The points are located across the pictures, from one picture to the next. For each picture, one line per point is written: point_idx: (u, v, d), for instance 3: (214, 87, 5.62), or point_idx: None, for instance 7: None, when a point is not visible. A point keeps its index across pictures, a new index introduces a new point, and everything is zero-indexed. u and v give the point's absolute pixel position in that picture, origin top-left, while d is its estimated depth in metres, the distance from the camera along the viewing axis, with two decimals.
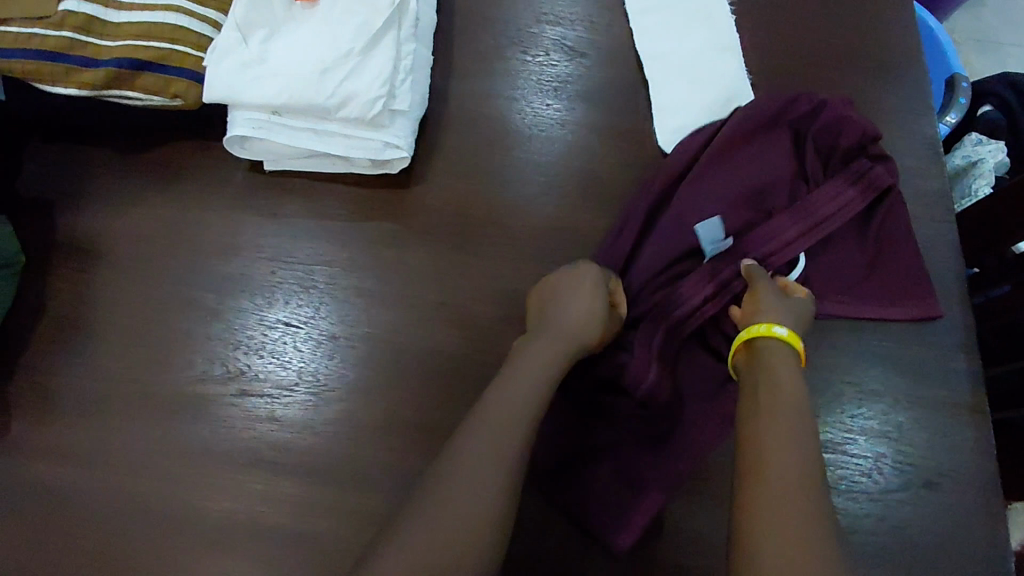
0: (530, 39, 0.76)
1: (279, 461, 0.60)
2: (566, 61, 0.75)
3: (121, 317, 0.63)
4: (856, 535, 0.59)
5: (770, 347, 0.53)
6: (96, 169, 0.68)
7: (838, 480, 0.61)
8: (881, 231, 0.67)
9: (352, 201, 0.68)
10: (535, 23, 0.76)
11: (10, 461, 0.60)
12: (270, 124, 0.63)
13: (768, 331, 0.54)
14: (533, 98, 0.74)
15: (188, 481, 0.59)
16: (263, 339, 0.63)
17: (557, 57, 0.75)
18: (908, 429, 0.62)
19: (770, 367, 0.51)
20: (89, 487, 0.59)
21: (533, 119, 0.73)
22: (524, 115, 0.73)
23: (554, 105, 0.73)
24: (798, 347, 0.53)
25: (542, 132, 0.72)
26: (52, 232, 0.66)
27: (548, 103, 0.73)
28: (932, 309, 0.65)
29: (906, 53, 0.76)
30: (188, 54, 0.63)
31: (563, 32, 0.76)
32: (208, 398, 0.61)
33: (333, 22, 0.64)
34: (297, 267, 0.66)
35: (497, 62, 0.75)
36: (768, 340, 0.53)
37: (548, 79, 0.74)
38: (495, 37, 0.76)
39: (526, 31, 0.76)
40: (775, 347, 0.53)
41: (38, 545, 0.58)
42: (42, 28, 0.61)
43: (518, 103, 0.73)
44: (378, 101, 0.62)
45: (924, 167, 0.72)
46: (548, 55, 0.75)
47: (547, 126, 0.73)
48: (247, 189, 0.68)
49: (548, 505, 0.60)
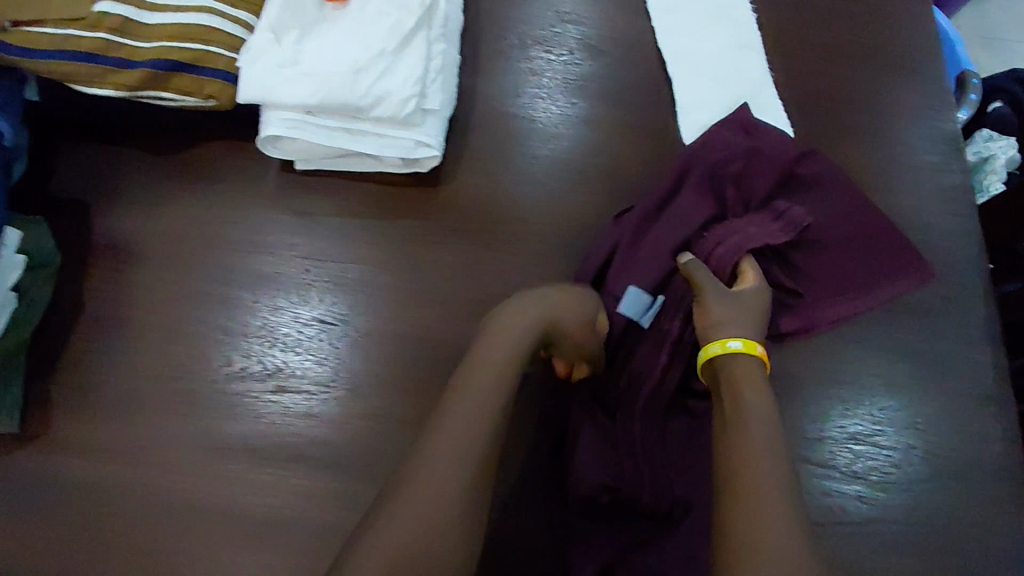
0: (552, 38, 0.77)
1: (316, 456, 0.61)
2: (587, 60, 0.76)
3: (156, 316, 0.64)
4: (887, 525, 0.60)
5: (729, 366, 0.53)
6: (131, 171, 0.69)
7: (869, 471, 0.62)
8: (841, 234, 0.66)
9: (382, 200, 0.69)
10: (557, 22, 0.77)
11: (49, 458, 0.60)
12: (304, 124, 0.64)
13: (723, 348, 0.54)
14: (555, 96, 0.74)
15: (225, 477, 0.60)
16: (302, 336, 0.64)
17: (579, 56, 0.76)
18: (933, 421, 0.63)
19: (731, 387, 0.51)
20: (130, 483, 0.60)
21: (555, 117, 0.74)
22: (546, 113, 0.74)
23: (577, 104, 0.74)
24: (755, 353, 0.54)
25: (564, 130, 0.73)
26: (88, 232, 0.67)
27: (571, 102, 0.74)
28: (926, 273, 0.65)
29: (925, 50, 0.77)
30: (223, 55, 0.64)
31: (584, 31, 0.77)
32: (247, 395, 0.62)
33: (365, 23, 0.65)
34: (331, 265, 0.67)
35: (519, 61, 0.76)
36: (724, 356, 0.54)
37: (570, 78, 0.75)
38: (517, 36, 0.77)
39: (547, 30, 0.77)
40: (734, 362, 0.53)
41: (80, 539, 0.59)
42: (78, 29, 0.61)
43: (540, 102, 0.74)
44: (411, 100, 0.62)
45: (945, 163, 0.73)
46: (569, 54, 0.76)
47: (569, 125, 0.73)
48: (279, 188, 0.69)
49: None
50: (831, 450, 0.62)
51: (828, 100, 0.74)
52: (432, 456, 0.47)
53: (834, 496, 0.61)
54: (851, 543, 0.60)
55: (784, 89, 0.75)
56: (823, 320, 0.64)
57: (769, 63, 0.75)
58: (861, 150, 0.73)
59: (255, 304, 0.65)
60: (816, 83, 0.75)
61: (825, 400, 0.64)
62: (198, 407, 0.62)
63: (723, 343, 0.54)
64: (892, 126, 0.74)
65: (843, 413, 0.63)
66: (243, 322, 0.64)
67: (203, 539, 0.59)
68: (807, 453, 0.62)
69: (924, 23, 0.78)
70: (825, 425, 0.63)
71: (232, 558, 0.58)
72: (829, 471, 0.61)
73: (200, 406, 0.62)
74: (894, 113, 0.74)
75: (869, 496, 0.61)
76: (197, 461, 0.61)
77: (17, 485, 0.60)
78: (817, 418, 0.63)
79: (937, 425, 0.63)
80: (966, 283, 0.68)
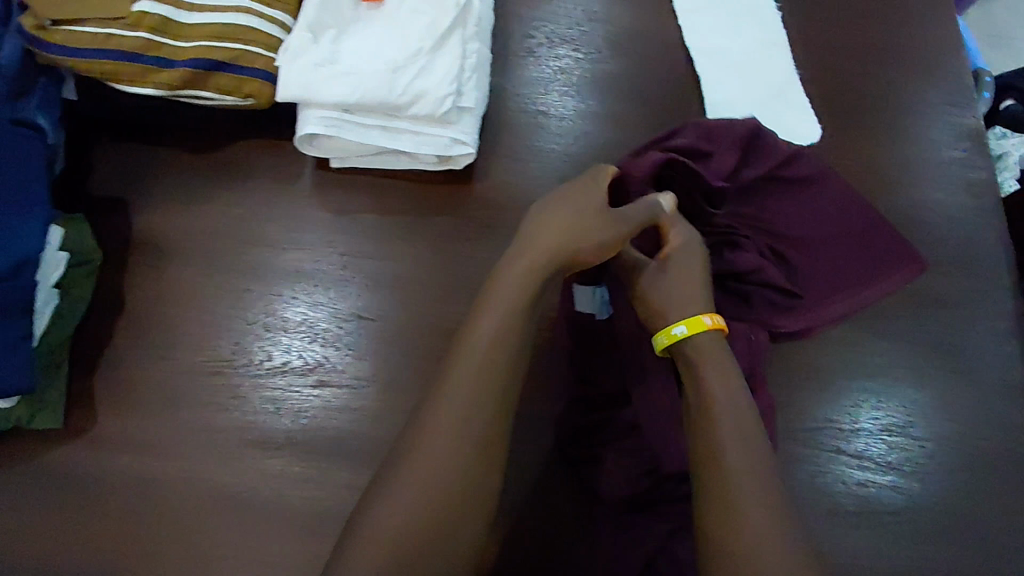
0: (563, 36, 0.78)
1: (354, 450, 0.61)
2: (601, 58, 0.77)
3: (193, 312, 0.65)
4: (919, 516, 0.61)
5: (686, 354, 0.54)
6: (166, 169, 0.70)
7: (899, 462, 0.62)
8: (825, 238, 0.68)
9: (415, 197, 0.70)
10: (571, 21, 0.78)
11: (90, 452, 0.61)
12: (342, 122, 0.65)
13: (671, 339, 0.54)
14: (564, 93, 0.75)
15: (264, 471, 0.61)
16: (340, 331, 0.65)
17: (590, 54, 0.77)
18: (962, 413, 0.64)
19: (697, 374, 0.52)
20: (168, 476, 0.60)
21: (562, 113, 0.75)
22: (552, 109, 0.75)
23: (598, 102, 0.75)
24: (704, 323, 0.54)
25: (570, 126, 0.74)
26: (126, 230, 0.68)
27: (583, 99, 0.75)
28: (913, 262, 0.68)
29: (949, 49, 0.78)
30: (261, 54, 0.65)
31: (596, 29, 0.78)
32: (287, 390, 0.63)
33: (401, 22, 0.65)
34: (366, 261, 0.67)
35: (529, 58, 0.77)
36: (678, 346, 0.54)
37: (582, 76, 0.76)
38: (530, 34, 0.78)
39: (559, 28, 0.78)
40: (685, 350, 0.54)
41: (119, 531, 0.59)
42: (120, 28, 0.62)
43: (547, 98, 0.75)
44: (447, 98, 0.63)
45: (969, 160, 0.74)
46: (579, 52, 0.77)
47: (575, 121, 0.74)
48: (313, 186, 0.70)
49: None
50: (863, 441, 0.63)
51: (852, 98, 0.75)
52: (478, 447, 0.48)
53: (867, 486, 0.61)
54: (885, 533, 0.60)
55: (808, 86, 0.75)
56: (825, 319, 0.65)
57: (794, 61, 0.76)
58: (886, 147, 0.74)
59: (293, 299, 0.66)
60: (841, 81, 0.76)
61: (856, 392, 0.65)
62: (235, 402, 0.62)
63: (667, 334, 0.55)
64: (916, 122, 0.75)
65: (873, 405, 0.64)
66: (281, 317, 0.65)
67: (242, 533, 0.59)
68: (840, 443, 0.63)
69: (945, 21, 0.79)
70: (857, 416, 0.64)
71: (272, 552, 0.59)
72: (862, 461, 0.62)
73: (238, 401, 0.62)
74: (918, 110, 0.75)
75: (901, 486, 0.62)
76: (235, 456, 0.61)
77: (58, 480, 0.60)
78: (849, 410, 0.64)
79: (965, 417, 0.64)
80: (991, 278, 0.69)
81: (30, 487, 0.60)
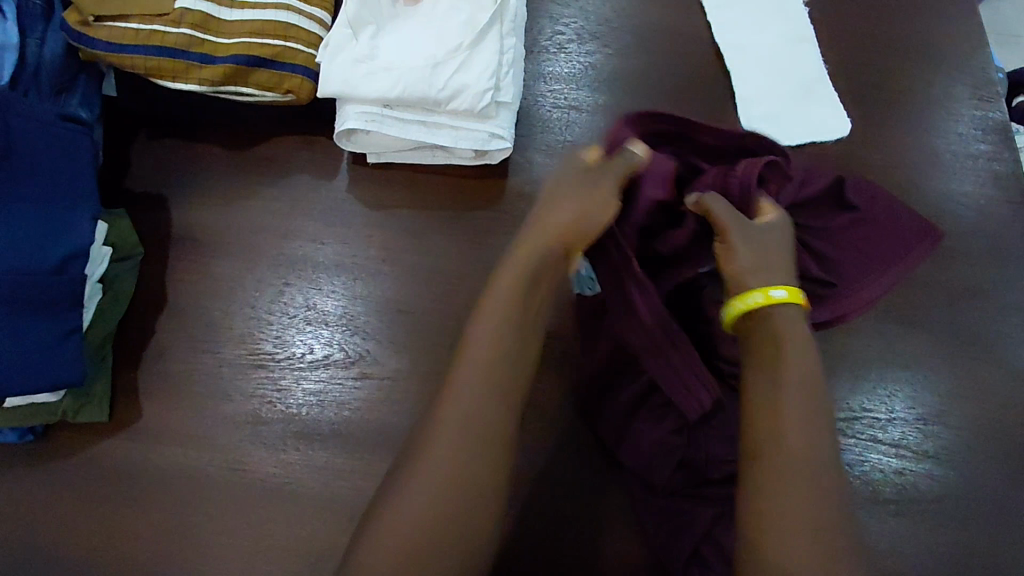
0: (566, 30, 0.77)
1: (390, 442, 0.61)
2: (600, 50, 0.77)
3: (233, 306, 0.66)
4: (957, 505, 0.61)
5: (771, 319, 0.47)
6: (203, 165, 0.70)
7: (935, 450, 0.62)
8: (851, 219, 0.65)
9: (448, 190, 0.70)
10: (576, 15, 0.78)
11: (132, 444, 0.62)
12: (383, 118, 0.65)
13: (767, 298, 0.47)
14: (568, 85, 0.75)
15: (307, 463, 0.61)
16: (378, 323, 0.65)
17: (591, 47, 0.77)
18: (1002, 403, 0.64)
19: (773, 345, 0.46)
20: (207, 468, 0.61)
21: (564, 104, 0.74)
22: (554, 101, 0.74)
23: (610, 94, 0.75)
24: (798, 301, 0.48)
25: (575, 117, 0.74)
26: (162, 227, 0.68)
27: (586, 92, 0.75)
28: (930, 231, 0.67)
29: (980, 39, 0.77)
30: (301, 51, 0.65)
31: (598, 22, 0.78)
32: (329, 382, 0.63)
33: (438, 18, 0.66)
34: (402, 254, 0.67)
35: (535, 51, 0.76)
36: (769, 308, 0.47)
37: (584, 68, 0.76)
38: (537, 27, 0.77)
39: (561, 22, 0.78)
40: (778, 313, 0.47)
41: (159, 523, 0.60)
42: (162, 25, 0.62)
43: (549, 90, 0.75)
44: (487, 93, 0.64)
45: (1002, 151, 0.73)
46: (581, 44, 0.77)
47: (578, 113, 0.74)
48: (350, 180, 0.70)
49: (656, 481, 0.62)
50: (898, 430, 0.63)
51: (884, 91, 0.75)
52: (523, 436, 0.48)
53: (904, 475, 0.61)
54: (924, 521, 0.60)
55: (839, 79, 0.75)
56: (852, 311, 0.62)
57: (823, 54, 0.76)
58: (918, 140, 0.73)
59: (332, 291, 0.66)
60: (871, 74, 0.75)
61: (890, 380, 0.65)
62: (278, 394, 0.63)
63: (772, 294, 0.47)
64: (946, 115, 0.74)
65: (908, 394, 0.64)
66: (320, 309, 0.65)
67: (286, 524, 0.59)
68: (875, 433, 0.63)
69: (973, 13, 0.79)
70: (892, 405, 0.64)
71: (317, 543, 0.59)
72: (898, 451, 0.62)
73: (280, 393, 0.63)
74: (948, 103, 0.75)
75: (940, 474, 0.62)
76: (277, 448, 0.61)
77: (105, 473, 0.61)
78: (885, 399, 0.64)
79: (1006, 406, 0.64)
80: None
81: (77, 480, 0.61)
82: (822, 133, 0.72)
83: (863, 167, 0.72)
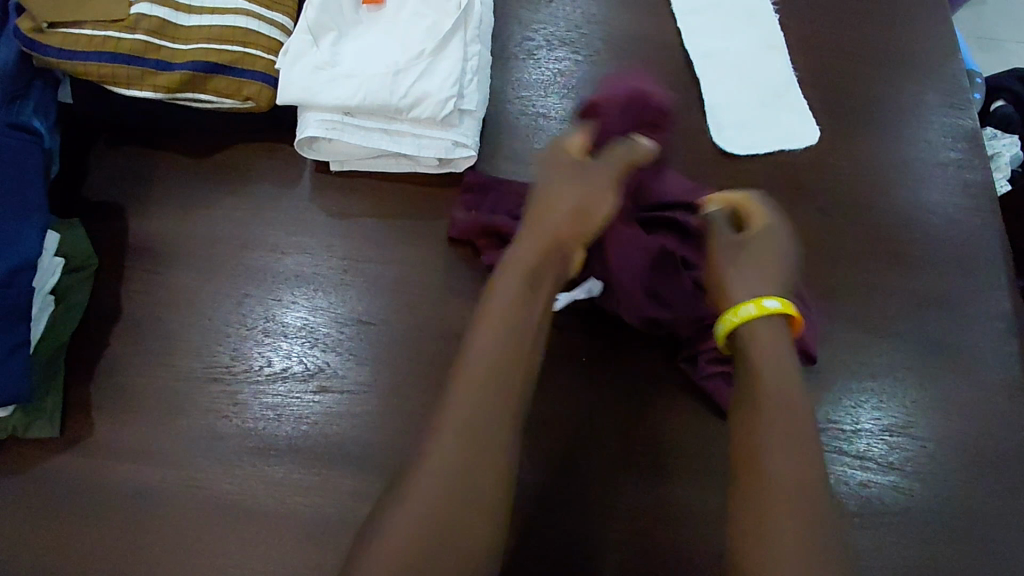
0: (535, 37, 0.76)
1: (347, 453, 0.60)
2: (569, 57, 0.76)
3: (191, 318, 0.64)
4: (922, 516, 0.60)
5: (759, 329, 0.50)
6: (164, 173, 0.69)
7: (900, 460, 0.61)
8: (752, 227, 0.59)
9: (412, 199, 0.69)
10: (546, 21, 0.77)
11: (82, 460, 0.60)
12: (343, 125, 0.64)
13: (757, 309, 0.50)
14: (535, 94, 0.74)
15: (262, 479, 0.59)
16: (341, 336, 0.64)
17: (561, 52, 0.76)
18: (966, 414, 0.63)
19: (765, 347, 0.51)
20: (158, 483, 0.59)
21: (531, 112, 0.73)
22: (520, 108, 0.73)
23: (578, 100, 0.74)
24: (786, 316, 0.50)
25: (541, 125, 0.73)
26: (117, 237, 0.67)
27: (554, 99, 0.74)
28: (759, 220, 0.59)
29: (949, 47, 0.77)
30: (261, 57, 0.64)
31: (569, 28, 0.77)
32: (288, 396, 0.62)
33: (401, 26, 0.65)
34: (365, 264, 0.66)
35: (505, 58, 0.75)
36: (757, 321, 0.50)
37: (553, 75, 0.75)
38: (507, 33, 0.76)
39: (531, 28, 0.77)
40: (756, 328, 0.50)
41: (106, 539, 0.58)
42: (117, 31, 0.61)
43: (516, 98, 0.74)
44: (449, 101, 0.63)
45: (972, 159, 0.73)
46: (551, 50, 0.76)
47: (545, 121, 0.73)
48: (312, 189, 0.69)
49: (614, 503, 0.59)
50: (863, 441, 0.62)
51: (853, 99, 0.74)
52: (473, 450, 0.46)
53: (869, 486, 0.61)
54: (888, 534, 0.59)
55: (808, 88, 0.75)
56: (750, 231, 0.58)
57: (795, 62, 0.76)
58: (890, 148, 0.72)
59: (293, 303, 0.65)
60: (841, 82, 0.75)
61: (857, 392, 0.64)
62: (234, 408, 0.61)
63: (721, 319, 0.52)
64: (915, 122, 0.74)
65: (874, 405, 0.63)
66: (280, 322, 0.64)
67: (240, 542, 0.58)
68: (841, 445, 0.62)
69: (944, 22, 0.78)
70: (857, 417, 0.63)
71: (270, 562, 0.57)
72: (864, 463, 0.61)
73: (237, 408, 0.61)
74: (920, 110, 0.74)
75: (904, 487, 0.61)
76: (233, 463, 0.60)
77: (56, 490, 0.59)
78: (852, 410, 0.63)
79: (967, 417, 0.63)
80: (995, 277, 0.68)
81: (23, 498, 0.59)
82: (790, 140, 0.72)
83: (835, 173, 0.71)
